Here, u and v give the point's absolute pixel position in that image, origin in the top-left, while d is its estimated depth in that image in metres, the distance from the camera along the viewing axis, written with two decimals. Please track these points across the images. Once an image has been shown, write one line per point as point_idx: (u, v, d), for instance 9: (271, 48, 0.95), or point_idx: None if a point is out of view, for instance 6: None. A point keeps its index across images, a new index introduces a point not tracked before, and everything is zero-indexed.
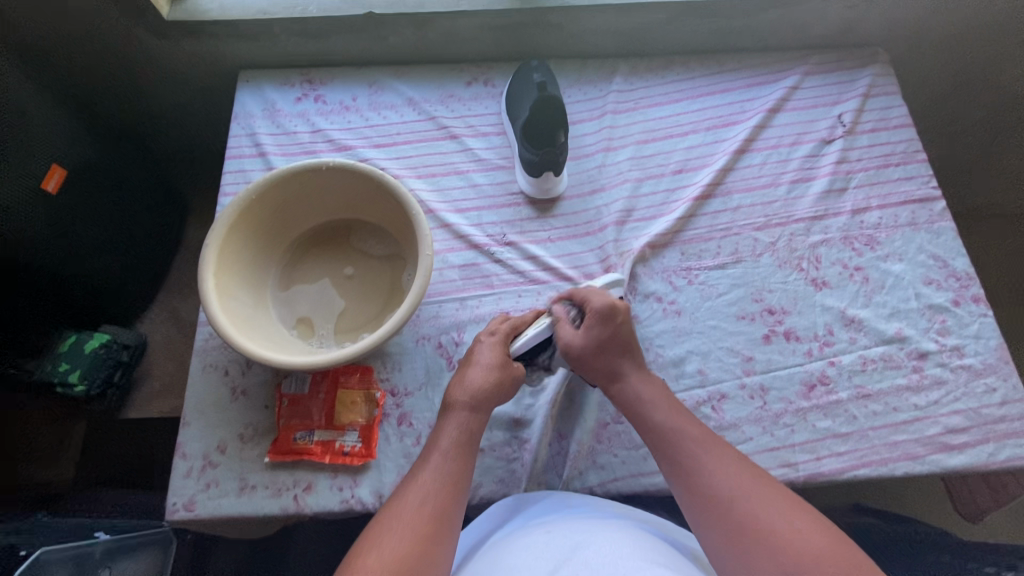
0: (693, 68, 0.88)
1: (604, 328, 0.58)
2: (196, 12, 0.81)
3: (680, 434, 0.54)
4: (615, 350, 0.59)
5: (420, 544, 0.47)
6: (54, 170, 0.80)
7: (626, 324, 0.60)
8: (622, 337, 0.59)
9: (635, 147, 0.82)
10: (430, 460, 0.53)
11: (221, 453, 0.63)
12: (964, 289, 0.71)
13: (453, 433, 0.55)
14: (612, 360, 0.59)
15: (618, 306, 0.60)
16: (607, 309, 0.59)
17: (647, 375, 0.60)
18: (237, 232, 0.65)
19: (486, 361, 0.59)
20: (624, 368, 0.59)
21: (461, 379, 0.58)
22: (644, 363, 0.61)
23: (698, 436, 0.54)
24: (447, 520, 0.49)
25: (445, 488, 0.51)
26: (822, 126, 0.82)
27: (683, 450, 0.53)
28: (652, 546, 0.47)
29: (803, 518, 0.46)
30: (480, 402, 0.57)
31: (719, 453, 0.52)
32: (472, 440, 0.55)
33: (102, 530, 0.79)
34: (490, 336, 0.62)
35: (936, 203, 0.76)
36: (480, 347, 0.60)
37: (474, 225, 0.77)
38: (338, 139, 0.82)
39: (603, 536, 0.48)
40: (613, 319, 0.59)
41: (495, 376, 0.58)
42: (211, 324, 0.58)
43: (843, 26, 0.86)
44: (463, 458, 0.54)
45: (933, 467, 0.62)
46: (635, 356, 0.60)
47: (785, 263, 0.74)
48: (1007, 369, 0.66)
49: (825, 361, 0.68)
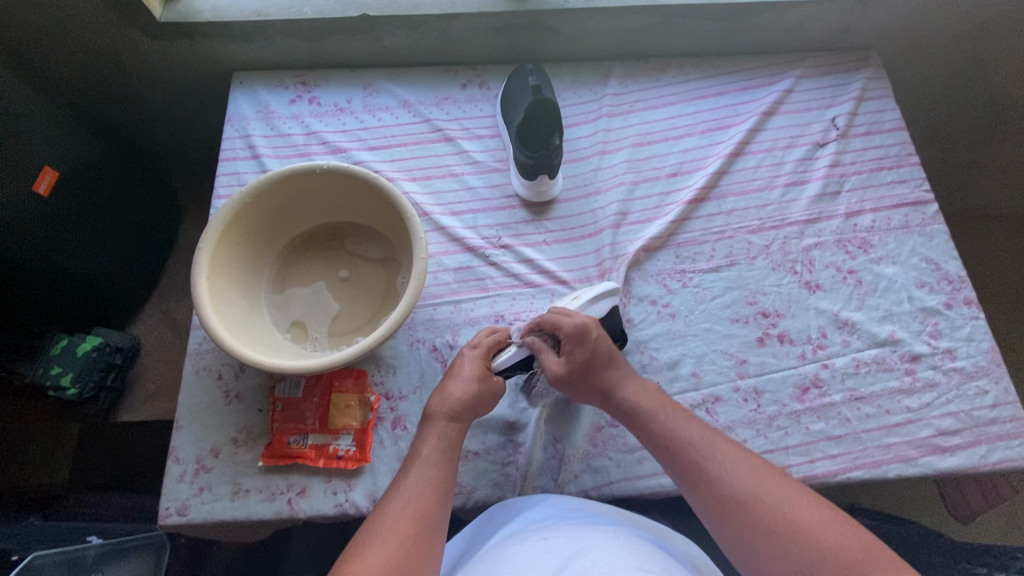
0: (688, 72, 0.88)
1: (580, 349, 0.59)
2: (189, 13, 0.81)
3: (682, 433, 0.55)
4: (599, 364, 0.60)
5: (406, 547, 0.47)
6: (46, 172, 0.79)
7: (602, 338, 0.60)
8: (601, 352, 0.60)
9: (630, 150, 0.82)
10: (412, 467, 0.53)
11: (214, 457, 0.63)
12: (956, 292, 0.71)
13: (434, 441, 0.55)
14: (598, 376, 0.60)
15: (591, 322, 0.60)
16: (577, 330, 0.59)
17: (636, 379, 0.61)
18: (230, 235, 0.65)
19: (466, 375, 0.58)
20: (609, 380, 0.60)
21: (441, 392, 0.58)
22: (630, 368, 0.62)
23: (699, 433, 0.54)
24: (432, 526, 0.49)
25: (429, 495, 0.51)
26: (816, 130, 0.82)
27: (686, 449, 0.53)
28: (642, 550, 0.47)
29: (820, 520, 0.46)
30: (461, 414, 0.57)
31: (722, 445, 0.53)
32: (453, 448, 0.55)
33: (95, 534, 0.79)
34: (472, 349, 0.62)
35: (930, 206, 0.77)
36: (462, 361, 0.60)
37: (469, 228, 0.77)
38: (332, 141, 0.81)
39: (592, 543, 0.47)
40: (587, 337, 0.59)
41: (474, 390, 0.57)
42: (204, 328, 0.57)
43: (838, 30, 0.86)
44: (445, 465, 0.54)
45: (925, 469, 0.62)
46: (621, 363, 0.61)
47: (779, 266, 0.74)
48: (999, 371, 0.67)
49: (818, 364, 0.68)
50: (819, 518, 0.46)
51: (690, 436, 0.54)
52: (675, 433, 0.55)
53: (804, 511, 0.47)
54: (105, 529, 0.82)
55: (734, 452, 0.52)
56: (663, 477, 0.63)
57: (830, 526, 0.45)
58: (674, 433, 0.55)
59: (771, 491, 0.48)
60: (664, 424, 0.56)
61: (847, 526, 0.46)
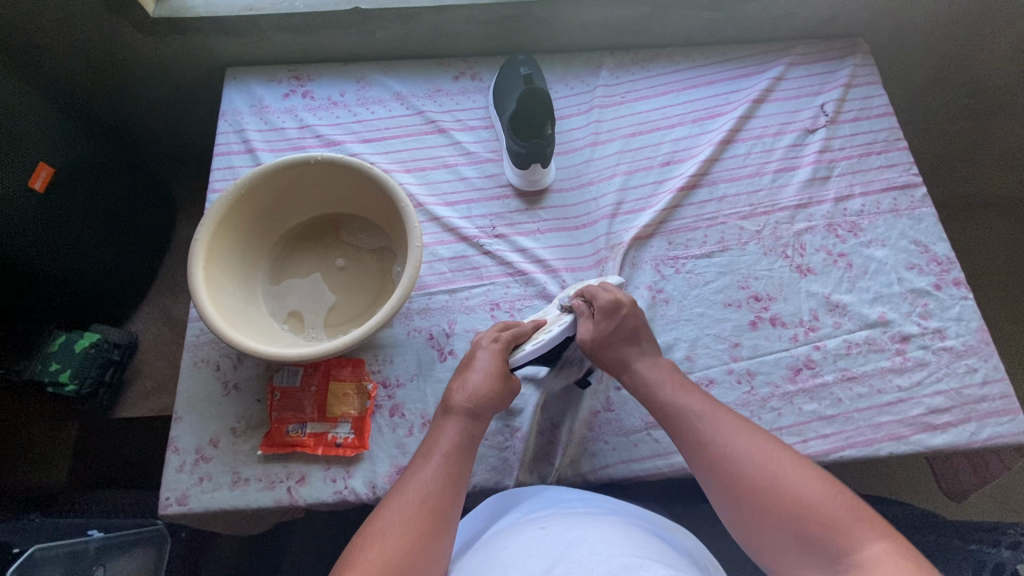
0: (678, 61, 0.89)
1: (611, 321, 0.61)
2: (181, 9, 0.82)
3: (684, 406, 0.55)
4: (622, 338, 0.61)
5: (420, 543, 0.48)
6: (41, 168, 0.79)
7: (632, 313, 0.62)
8: (626, 329, 0.61)
9: (623, 141, 0.83)
10: (431, 459, 0.53)
11: (214, 447, 0.63)
12: (945, 273, 0.72)
13: (454, 436, 0.55)
14: (618, 349, 0.61)
15: (623, 298, 0.62)
16: (611, 303, 0.61)
17: (656, 360, 0.61)
18: (226, 226, 0.65)
19: (485, 368, 0.59)
20: (630, 356, 0.61)
21: (462, 385, 0.58)
22: (653, 349, 0.62)
23: (703, 407, 0.55)
24: (445, 521, 0.50)
25: (445, 489, 0.52)
26: (805, 116, 0.83)
27: (686, 418, 0.54)
28: (642, 542, 0.48)
29: (813, 473, 0.48)
30: (480, 408, 0.57)
31: (723, 417, 0.53)
32: (472, 443, 0.56)
33: (96, 528, 0.81)
34: (491, 343, 0.61)
35: (917, 189, 0.78)
36: (481, 353, 0.60)
37: (464, 218, 0.77)
38: (326, 134, 0.82)
39: (593, 533, 0.48)
40: (618, 312, 0.61)
41: (497, 386, 0.58)
42: (201, 318, 0.58)
43: (826, 18, 0.87)
44: (463, 460, 0.55)
45: (917, 446, 0.63)
46: (642, 343, 0.62)
47: (770, 251, 0.75)
48: (988, 350, 0.68)
49: (810, 346, 0.69)
50: (804, 479, 0.47)
51: (692, 409, 0.55)
52: (680, 408, 0.55)
53: (798, 474, 0.47)
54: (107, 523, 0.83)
55: (734, 418, 0.53)
56: (659, 460, 0.64)
57: (826, 497, 0.46)
58: (677, 407, 0.56)
59: (764, 457, 0.49)
60: (671, 400, 0.56)
61: (837, 490, 0.46)
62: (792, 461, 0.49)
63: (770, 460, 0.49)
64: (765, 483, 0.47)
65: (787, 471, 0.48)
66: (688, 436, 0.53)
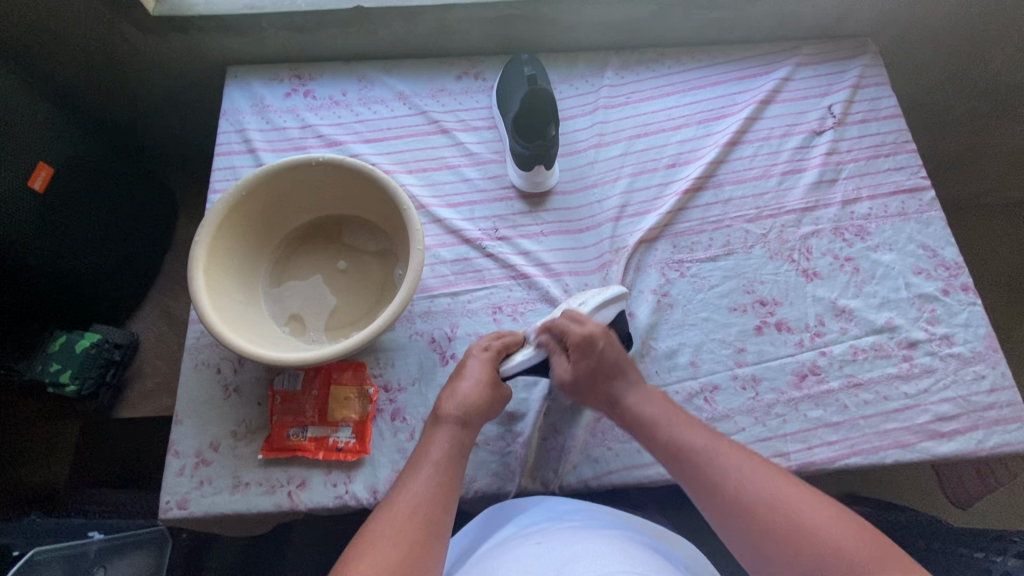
0: (684, 61, 0.88)
1: (589, 358, 0.58)
2: (183, 7, 0.81)
3: (687, 443, 0.54)
4: (603, 375, 0.59)
5: (412, 553, 0.47)
6: (41, 168, 0.79)
7: (610, 347, 0.59)
8: (605, 364, 0.59)
9: (627, 142, 0.82)
10: (422, 468, 0.53)
11: (214, 450, 0.63)
12: (953, 279, 0.71)
13: (444, 444, 0.55)
14: (602, 386, 0.59)
15: (597, 330, 0.59)
16: (584, 340, 0.58)
17: (645, 389, 0.59)
18: (226, 228, 0.65)
19: (476, 376, 0.58)
20: (619, 390, 0.59)
21: (452, 392, 0.57)
22: (639, 376, 0.60)
23: (706, 441, 0.54)
24: (437, 530, 0.50)
25: (436, 499, 0.51)
26: (812, 118, 0.82)
27: (690, 456, 0.53)
28: (637, 555, 0.47)
29: (827, 509, 0.47)
30: (469, 416, 0.56)
31: (728, 452, 0.52)
32: (462, 451, 0.56)
33: (96, 529, 0.80)
34: (482, 351, 0.61)
35: (926, 193, 0.77)
36: (472, 362, 0.60)
37: (467, 220, 0.77)
38: (327, 135, 0.81)
39: (589, 547, 0.47)
40: (594, 347, 0.58)
41: (487, 393, 0.58)
42: (201, 320, 0.57)
43: (834, 18, 0.86)
44: (454, 469, 0.54)
45: (924, 454, 0.63)
46: (628, 373, 0.60)
47: (776, 254, 0.74)
48: (996, 357, 0.67)
49: (816, 352, 0.68)
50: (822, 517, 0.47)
51: (695, 445, 0.53)
52: (681, 442, 0.54)
53: (817, 513, 0.47)
54: (109, 524, 0.83)
55: (739, 454, 0.52)
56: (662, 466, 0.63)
57: (844, 533, 0.46)
58: (678, 442, 0.54)
59: (776, 491, 0.49)
60: (669, 431, 0.55)
61: (859, 530, 0.46)
62: (804, 499, 0.48)
63: (787, 500, 0.48)
64: (786, 525, 0.47)
65: (802, 507, 0.47)
66: (696, 475, 0.52)
